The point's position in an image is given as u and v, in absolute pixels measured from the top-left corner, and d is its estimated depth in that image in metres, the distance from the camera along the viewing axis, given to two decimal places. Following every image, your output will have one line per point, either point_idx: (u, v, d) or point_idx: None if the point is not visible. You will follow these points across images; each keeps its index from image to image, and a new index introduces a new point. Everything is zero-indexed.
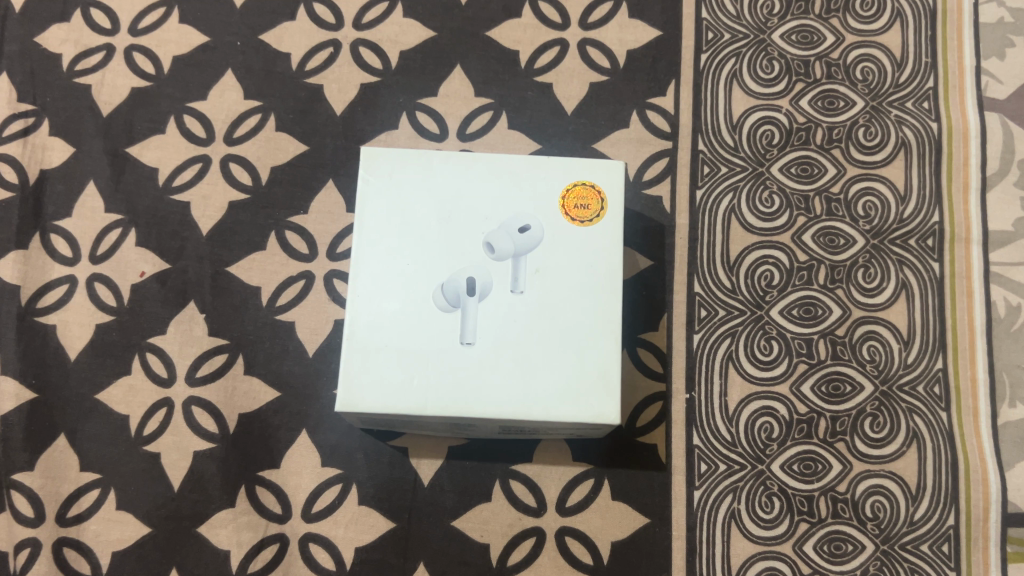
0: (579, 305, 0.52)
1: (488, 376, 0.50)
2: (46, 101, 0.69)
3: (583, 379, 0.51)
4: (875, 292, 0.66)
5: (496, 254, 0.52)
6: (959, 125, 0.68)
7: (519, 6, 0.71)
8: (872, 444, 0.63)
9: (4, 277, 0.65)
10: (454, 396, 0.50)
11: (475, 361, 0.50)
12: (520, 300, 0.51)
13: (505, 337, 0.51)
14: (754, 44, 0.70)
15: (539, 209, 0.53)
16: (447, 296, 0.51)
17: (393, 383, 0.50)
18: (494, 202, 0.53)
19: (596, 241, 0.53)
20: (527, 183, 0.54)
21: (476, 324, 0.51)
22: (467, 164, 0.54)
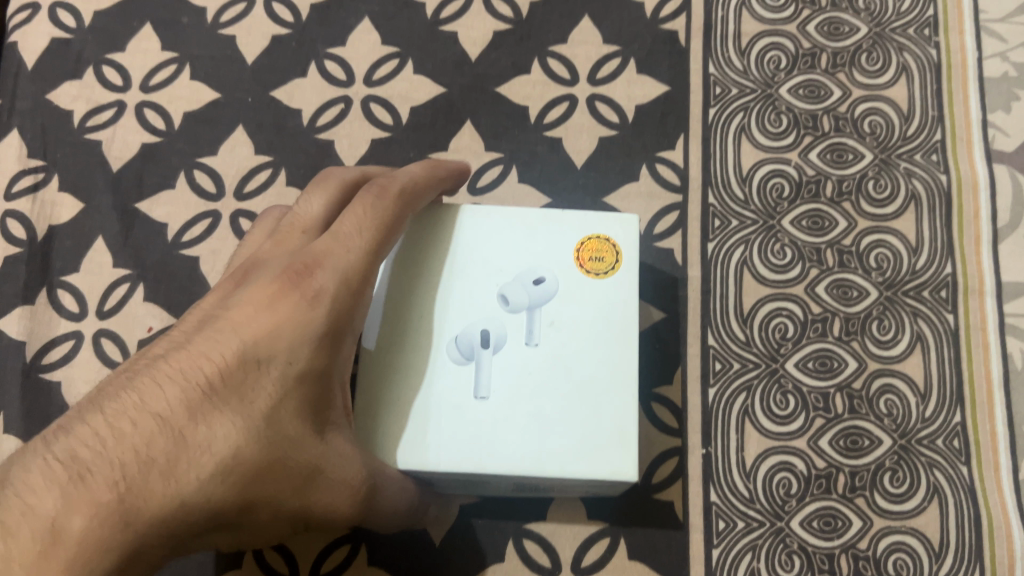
0: (596, 355, 0.51)
1: (505, 430, 0.49)
2: (56, 157, 0.69)
3: (602, 433, 0.49)
4: (890, 345, 0.65)
5: (509, 306, 0.51)
6: (968, 178, 0.68)
7: (528, 63, 0.72)
8: (893, 499, 0.62)
9: (11, 333, 0.65)
10: (468, 452, 0.48)
11: (491, 416, 0.49)
12: (535, 353, 0.50)
13: (521, 391, 0.50)
14: (762, 99, 0.70)
15: (554, 262, 0.53)
16: (461, 348, 0.50)
17: (405, 439, 0.49)
18: (508, 256, 0.53)
19: (611, 293, 0.52)
20: (542, 238, 0.53)
21: (490, 378, 0.50)
22: (480, 217, 0.54)
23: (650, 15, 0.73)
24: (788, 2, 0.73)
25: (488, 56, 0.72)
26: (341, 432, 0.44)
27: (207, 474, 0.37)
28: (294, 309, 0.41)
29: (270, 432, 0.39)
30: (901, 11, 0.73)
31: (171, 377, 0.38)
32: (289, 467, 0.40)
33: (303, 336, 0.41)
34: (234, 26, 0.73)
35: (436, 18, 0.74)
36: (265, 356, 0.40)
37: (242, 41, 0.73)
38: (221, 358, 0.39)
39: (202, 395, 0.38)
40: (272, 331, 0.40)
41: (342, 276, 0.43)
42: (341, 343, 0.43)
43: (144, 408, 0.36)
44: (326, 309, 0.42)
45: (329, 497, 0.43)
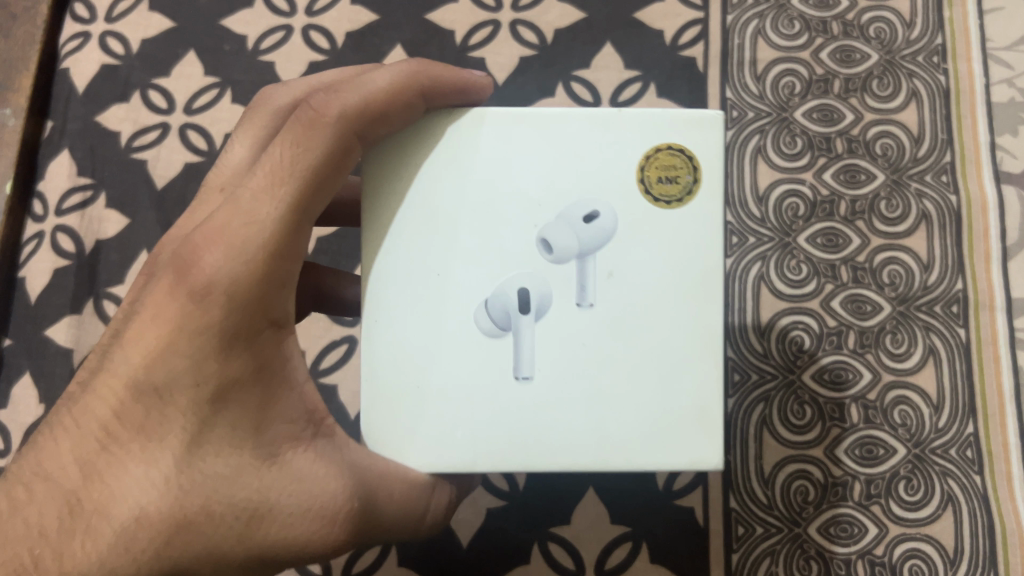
0: (660, 314, 0.44)
1: (556, 416, 0.44)
2: (104, 175, 0.76)
3: (676, 417, 0.44)
4: (904, 357, 0.67)
5: (554, 256, 0.44)
6: (978, 198, 0.71)
7: (553, 86, 0.76)
8: (908, 507, 0.64)
9: (60, 341, 0.71)
10: (515, 444, 0.44)
11: (540, 399, 0.44)
12: (591, 314, 0.44)
13: (575, 367, 0.44)
14: (778, 122, 0.73)
15: (611, 188, 0.44)
16: (498, 317, 0.44)
17: (441, 434, 0.44)
18: (552, 183, 0.44)
19: (682, 231, 0.44)
20: (593, 154, 0.44)
21: (533, 353, 0.44)
22: (518, 133, 0.45)
23: (669, 42, 0.76)
24: (802, 30, 0.75)
25: (514, 81, 0.76)
26: (298, 453, 0.42)
27: (104, 542, 0.37)
28: (190, 313, 0.38)
29: (184, 479, 0.38)
30: (911, 39, 0.75)
31: (66, 435, 0.39)
32: (219, 514, 0.39)
33: (198, 352, 0.38)
34: (274, 53, 0.78)
35: (465, 44, 0.78)
36: (164, 387, 0.38)
37: (281, 66, 0.77)
38: (114, 400, 0.38)
39: (94, 455, 0.38)
40: (169, 357, 0.38)
41: (243, 256, 0.38)
42: (255, 337, 0.39)
43: (40, 481, 0.38)
44: (225, 309, 0.38)
45: (286, 533, 0.41)
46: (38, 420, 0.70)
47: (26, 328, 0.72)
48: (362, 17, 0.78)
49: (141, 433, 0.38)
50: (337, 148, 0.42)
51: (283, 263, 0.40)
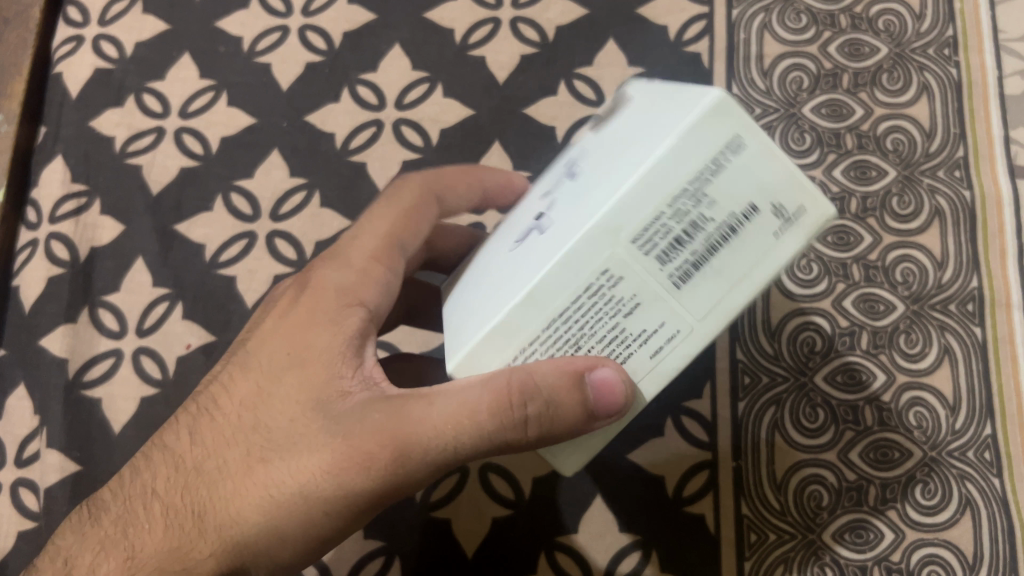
0: (638, 118, 0.35)
1: (570, 222, 0.33)
2: (98, 181, 0.75)
3: (665, 120, 0.31)
4: (918, 358, 0.64)
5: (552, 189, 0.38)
6: (993, 194, 0.67)
7: (555, 83, 0.74)
8: (925, 512, 0.60)
9: (55, 351, 0.70)
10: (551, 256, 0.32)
11: (554, 234, 0.33)
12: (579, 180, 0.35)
13: (576, 198, 0.34)
14: (785, 118, 0.71)
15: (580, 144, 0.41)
16: (517, 236, 0.37)
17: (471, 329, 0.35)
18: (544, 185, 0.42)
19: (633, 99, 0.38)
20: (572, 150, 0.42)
21: (553, 216, 0.35)
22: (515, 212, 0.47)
23: (673, 38, 0.75)
24: (809, 24, 0.74)
25: (516, 79, 0.75)
26: (348, 397, 0.40)
27: (196, 494, 0.42)
28: (292, 310, 0.44)
29: (254, 433, 0.41)
30: (921, 32, 0.73)
31: (188, 410, 0.46)
32: (273, 460, 0.41)
33: (293, 326, 0.43)
34: (269, 54, 0.77)
35: (464, 43, 0.76)
36: (263, 358, 0.43)
37: (277, 68, 0.77)
38: (225, 376, 0.45)
39: (199, 421, 0.44)
40: (270, 340, 0.44)
41: (346, 267, 0.45)
42: (342, 314, 0.43)
43: (161, 448, 0.45)
44: (322, 300, 0.44)
45: (326, 468, 0.39)
46: (33, 433, 0.68)
47: (21, 338, 0.71)
48: (359, 16, 0.78)
49: (236, 401, 0.43)
50: (414, 201, 0.49)
51: (377, 270, 0.45)
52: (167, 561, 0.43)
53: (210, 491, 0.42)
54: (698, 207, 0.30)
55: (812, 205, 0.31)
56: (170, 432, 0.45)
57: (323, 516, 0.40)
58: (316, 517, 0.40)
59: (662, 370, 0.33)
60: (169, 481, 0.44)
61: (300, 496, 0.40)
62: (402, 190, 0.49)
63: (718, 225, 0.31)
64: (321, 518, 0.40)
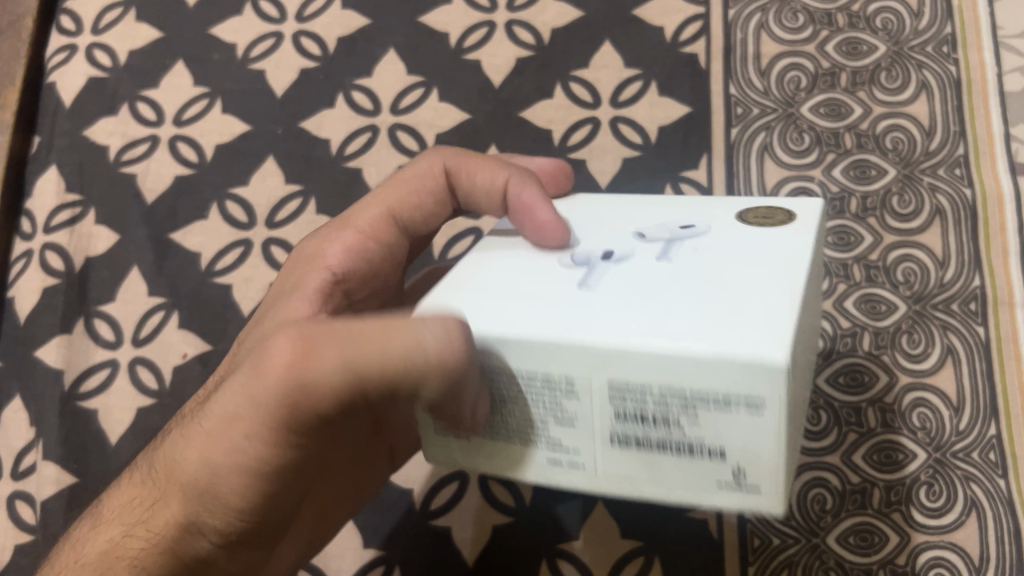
0: (753, 275, 0.37)
1: (614, 312, 0.36)
2: (92, 190, 0.75)
3: (739, 326, 0.33)
4: (921, 358, 0.63)
5: (645, 239, 0.42)
6: (994, 192, 0.66)
7: (551, 87, 0.74)
8: (930, 514, 0.59)
9: (51, 363, 0.70)
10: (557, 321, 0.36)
11: (597, 297, 0.37)
12: (669, 266, 0.40)
13: (639, 279, 0.38)
14: (784, 118, 0.71)
15: (705, 218, 0.44)
16: (576, 257, 0.41)
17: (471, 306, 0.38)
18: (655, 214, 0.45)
19: (775, 244, 0.40)
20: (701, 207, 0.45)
21: (603, 275, 0.39)
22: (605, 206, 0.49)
23: (669, 39, 0.74)
24: (806, 23, 0.73)
25: (511, 82, 0.74)
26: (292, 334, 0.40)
27: (163, 446, 0.42)
28: (284, 284, 0.48)
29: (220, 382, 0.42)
30: (919, 29, 0.72)
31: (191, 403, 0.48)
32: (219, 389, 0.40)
33: (283, 291, 0.48)
34: (263, 61, 0.77)
35: (460, 47, 0.76)
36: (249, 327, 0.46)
37: (271, 74, 0.77)
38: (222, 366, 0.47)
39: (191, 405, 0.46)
40: (259, 315, 0.47)
41: (336, 238, 0.49)
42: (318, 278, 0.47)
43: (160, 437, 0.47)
44: (307, 267, 0.48)
45: (249, 379, 0.37)
46: (29, 445, 0.67)
47: (16, 350, 0.71)
48: (353, 21, 0.78)
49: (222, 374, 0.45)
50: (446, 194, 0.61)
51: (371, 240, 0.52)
52: (127, 514, 0.42)
53: (170, 446, 0.41)
54: (673, 388, 0.33)
55: (767, 499, 0.34)
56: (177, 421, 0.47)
57: (251, 434, 0.38)
58: (243, 437, 0.38)
59: (551, 471, 0.38)
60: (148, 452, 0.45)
61: (224, 418, 0.38)
62: (417, 163, 0.53)
63: (685, 439, 0.34)
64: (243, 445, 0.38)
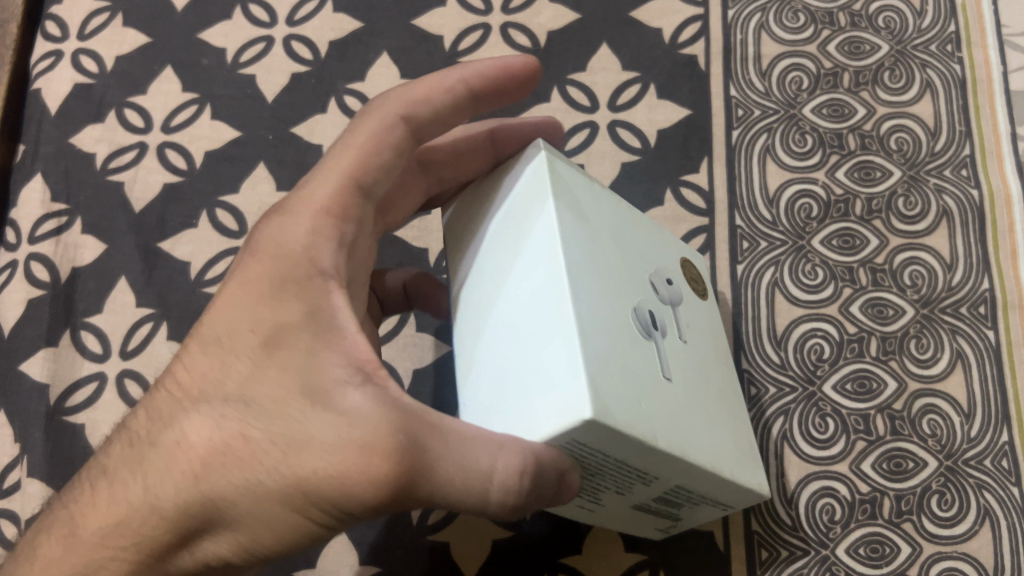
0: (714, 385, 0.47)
1: (691, 426, 0.40)
2: (78, 200, 0.73)
3: (740, 454, 0.45)
4: (930, 363, 0.62)
5: (661, 296, 0.45)
6: (1001, 192, 0.65)
7: (548, 91, 0.73)
8: (942, 524, 0.58)
9: (35, 376, 0.68)
10: (676, 437, 0.38)
11: (680, 398, 0.40)
12: (685, 351, 0.45)
13: (687, 378, 0.43)
14: (786, 119, 0.69)
15: (670, 268, 0.48)
16: (644, 319, 0.41)
17: (612, 390, 0.35)
18: (643, 245, 0.46)
19: (701, 321, 0.50)
20: (657, 240, 0.49)
21: (668, 359, 0.41)
22: (612, 201, 0.47)
23: (668, 40, 0.73)
24: (807, 23, 0.72)
25: None
26: (352, 391, 0.37)
27: (155, 466, 0.39)
28: (261, 273, 0.43)
29: (233, 408, 0.39)
30: (922, 28, 0.71)
31: (159, 394, 0.42)
32: (257, 443, 0.37)
33: (258, 296, 0.42)
34: (253, 65, 0.76)
35: (454, 49, 0.75)
36: (231, 331, 0.42)
37: (262, 79, 0.75)
38: (199, 356, 0.42)
39: (165, 405, 0.41)
40: (246, 311, 0.42)
41: (302, 222, 0.44)
42: (311, 282, 0.42)
43: (124, 433, 0.42)
44: (275, 261, 0.43)
45: (322, 466, 0.36)
46: (13, 463, 0.65)
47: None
48: (345, 25, 0.76)
49: (206, 375, 0.41)
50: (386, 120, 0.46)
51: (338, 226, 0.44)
52: (112, 534, 0.39)
53: (189, 481, 0.38)
54: (714, 485, 0.42)
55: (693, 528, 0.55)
56: (139, 409, 0.43)
57: (326, 499, 0.36)
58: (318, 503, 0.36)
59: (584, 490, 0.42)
60: (128, 461, 0.40)
61: (303, 489, 0.36)
62: (366, 121, 0.46)
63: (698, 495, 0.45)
64: (316, 507, 0.37)
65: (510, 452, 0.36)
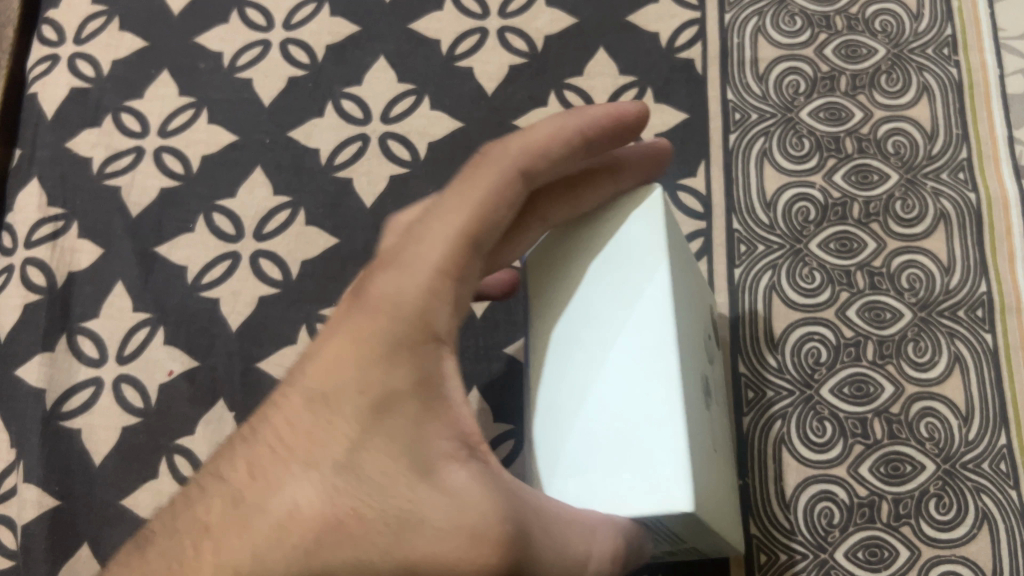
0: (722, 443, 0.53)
1: (721, 494, 0.47)
2: (75, 204, 0.73)
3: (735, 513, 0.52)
4: (928, 366, 0.61)
5: (705, 364, 0.51)
6: (999, 196, 0.65)
7: (545, 95, 0.72)
8: (940, 527, 0.58)
9: (32, 382, 0.68)
10: (717, 512, 0.44)
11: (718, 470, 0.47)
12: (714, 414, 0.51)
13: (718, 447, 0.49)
14: (783, 123, 0.69)
15: (708, 327, 0.54)
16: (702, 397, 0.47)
17: (699, 479, 0.41)
18: (698, 310, 0.52)
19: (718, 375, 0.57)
20: (704, 298, 0.54)
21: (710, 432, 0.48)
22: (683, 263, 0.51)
23: (665, 44, 0.73)
24: (804, 27, 0.72)
25: (504, 90, 0.73)
26: (455, 468, 0.37)
27: (258, 537, 0.35)
28: (375, 330, 0.39)
29: (343, 480, 0.36)
30: (919, 32, 0.71)
31: (250, 447, 0.38)
32: (372, 522, 0.35)
33: (365, 356, 0.38)
34: (250, 69, 0.76)
35: (451, 54, 0.75)
36: (335, 392, 0.38)
37: (259, 83, 0.75)
38: (294, 411, 0.38)
39: (263, 465, 0.37)
40: (348, 371, 0.38)
41: (416, 283, 0.40)
42: (423, 353, 0.39)
43: (210, 485, 0.38)
44: (391, 316, 0.39)
45: (434, 551, 0.35)
46: (9, 468, 0.65)
47: None
48: (342, 28, 0.76)
49: (307, 437, 0.37)
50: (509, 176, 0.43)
51: (454, 288, 0.41)
52: None
53: (293, 555, 0.35)
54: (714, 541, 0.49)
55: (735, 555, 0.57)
56: (227, 459, 0.38)
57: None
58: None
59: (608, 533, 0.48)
60: (219, 523, 0.36)
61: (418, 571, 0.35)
62: (486, 170, 0.43)
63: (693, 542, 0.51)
64: None
65: (602, 533, 0.38)
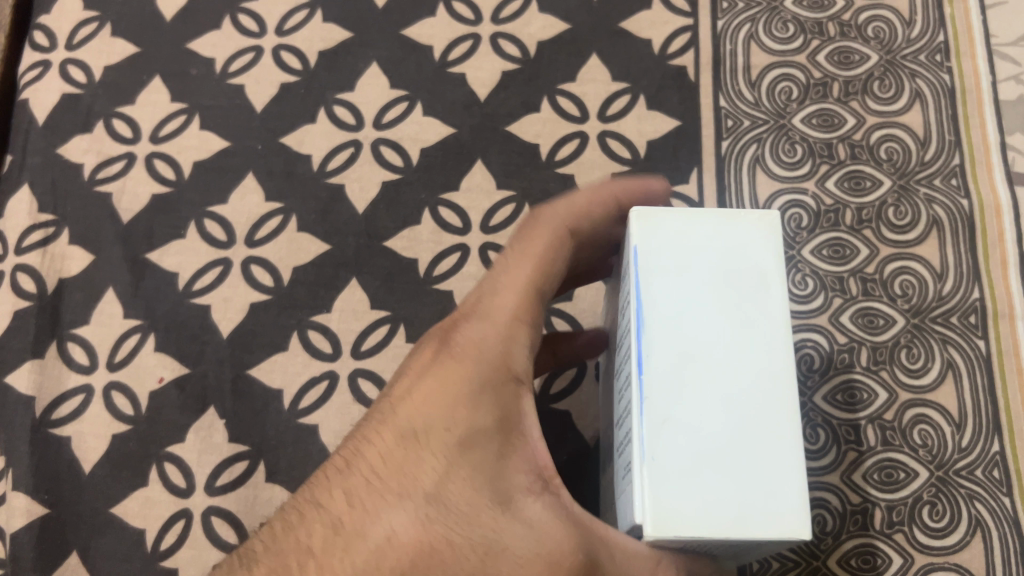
0: None
1: None
2: (65, 211, 0.72)
3: None
4: (921, 373, 0.61)
5: None
6: (991, 203, 0.65)
7: (537, 101, 0.72)
8: (933, 534, 0.58)
9: (21, 389, 0.67)
10: None
11: None
12: None
13: None
14: (775, 129, 0.69)
15: None
16: None
17: None
18: None
19: None
20: None
21: None
22: None
23: (657, 51, 0.73)
24: (796, 33, 0.72)
25: (496, 96, 0.73)
26: (532, 501, 0.41)
27: (358, 562, 0.38)
28: (459, 374, 0.42)
29: (433, 509, 0.40)
30: (912, 38, 0.71)
31: (344, 471, 0.42)
32: (458, 551, 0.39)
33: (459, 394, 0.42)
34: (242, 75, 0.76)
35: (444, 60, 0.75)
36: (425, 430, 0.41)
37: (251, 89, 0.75)
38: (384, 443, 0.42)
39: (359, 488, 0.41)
40: (436, 409, 0.42)
41: (491, 332, 0.44)
42: (506, 393, 0.43)
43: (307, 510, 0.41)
44: (474, 364, 0.43)
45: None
46: None
47: None
48: (335, 35, 0.76)
49: (397, 471, 0.41)
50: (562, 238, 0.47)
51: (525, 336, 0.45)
52: None
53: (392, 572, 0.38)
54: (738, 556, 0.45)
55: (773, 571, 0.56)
56: (324, 489, 0.41)
57: None
58: None
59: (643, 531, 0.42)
60: (323, 544, 0.39)
61: None
62: (540, 232, 0.47)
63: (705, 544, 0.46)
64: None
65: (666, 566, 0.37)
